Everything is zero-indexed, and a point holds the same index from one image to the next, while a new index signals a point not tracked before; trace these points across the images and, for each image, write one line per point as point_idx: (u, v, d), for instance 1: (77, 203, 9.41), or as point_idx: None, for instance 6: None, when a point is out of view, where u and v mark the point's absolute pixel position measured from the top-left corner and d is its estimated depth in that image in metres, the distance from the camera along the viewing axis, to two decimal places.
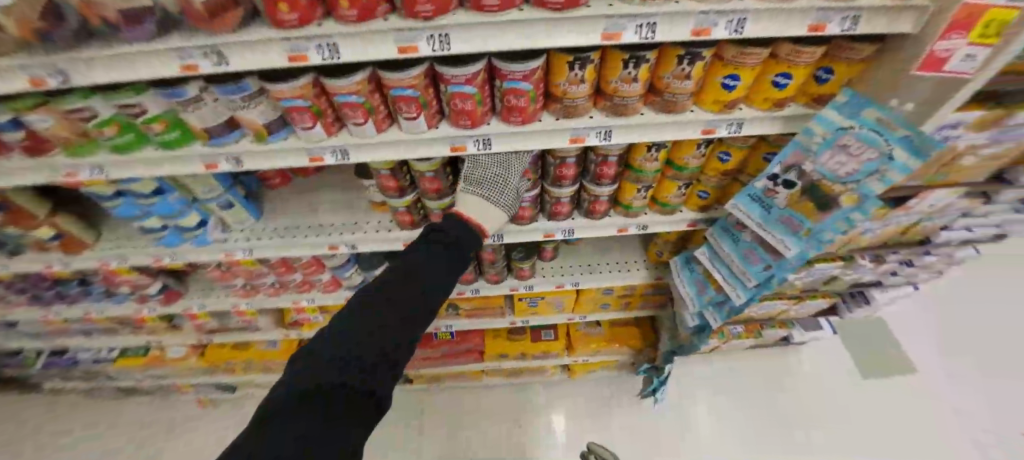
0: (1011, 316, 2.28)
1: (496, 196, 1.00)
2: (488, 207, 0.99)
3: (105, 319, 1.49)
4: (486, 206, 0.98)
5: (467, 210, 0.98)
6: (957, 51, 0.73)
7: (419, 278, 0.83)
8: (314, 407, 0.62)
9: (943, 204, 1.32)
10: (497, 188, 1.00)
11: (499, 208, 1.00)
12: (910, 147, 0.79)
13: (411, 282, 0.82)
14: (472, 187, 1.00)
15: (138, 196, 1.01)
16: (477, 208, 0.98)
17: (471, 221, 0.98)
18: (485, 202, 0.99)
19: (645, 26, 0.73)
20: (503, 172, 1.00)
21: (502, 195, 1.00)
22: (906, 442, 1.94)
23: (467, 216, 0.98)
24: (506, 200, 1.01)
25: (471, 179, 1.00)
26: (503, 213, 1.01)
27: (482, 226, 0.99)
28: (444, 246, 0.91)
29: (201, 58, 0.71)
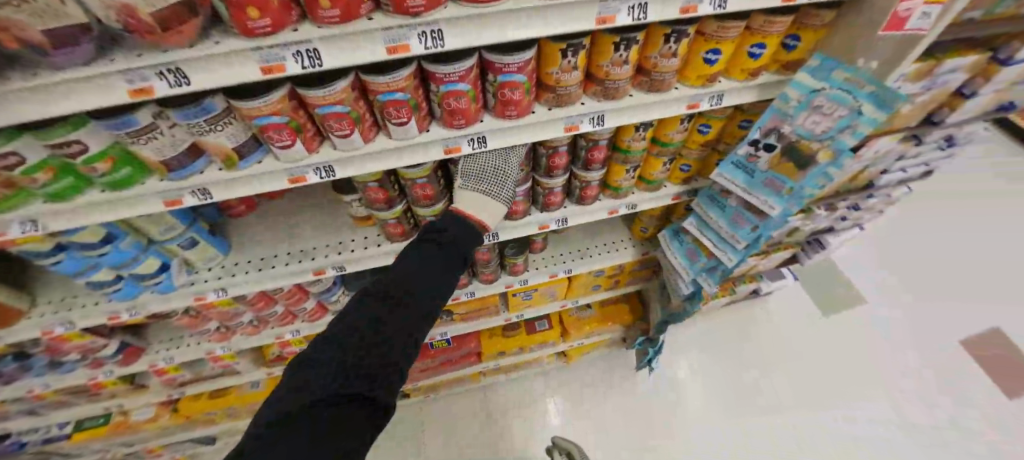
0: (936, 244, 2.55)
1: (496, 190, 0.97)
2: (488, 201, 0.96)
3: (53, 392, 1.31)
4: (486, 201, 0.96)
5: (464, 207, 0.95)
6: (915, 10, 0.79)
7: (410, 283, 0.79)
8: (295, 431, 0.58)
9: (887, 150, 1.44)
10: (496, 182, 0.98)
11: (499, 201, 0.97)
12: (877, 101, 0.86)
13: (402, 287, 0.78)
14: (471, 182, 0.97)
15: (83, 248, 0.87)
16: (476, 203, 0.95)
17: (471, 217, 0.94)
18: (485, 197, 0.96)
19: (636, 7, 0.72)
20: (502, 165, 0.98)
21: (501, 188, 0.98)
22: (858, 378, 2.11)
23: (466, 213, 0.94)
24: (506, 192, 0.99)
25: (469, 175, 0.97)
26: (504, 206, 0.98)
27: (483, 221, 0.95)
28: (438, 244, 0.87)
29: (156, 79, 0.61)
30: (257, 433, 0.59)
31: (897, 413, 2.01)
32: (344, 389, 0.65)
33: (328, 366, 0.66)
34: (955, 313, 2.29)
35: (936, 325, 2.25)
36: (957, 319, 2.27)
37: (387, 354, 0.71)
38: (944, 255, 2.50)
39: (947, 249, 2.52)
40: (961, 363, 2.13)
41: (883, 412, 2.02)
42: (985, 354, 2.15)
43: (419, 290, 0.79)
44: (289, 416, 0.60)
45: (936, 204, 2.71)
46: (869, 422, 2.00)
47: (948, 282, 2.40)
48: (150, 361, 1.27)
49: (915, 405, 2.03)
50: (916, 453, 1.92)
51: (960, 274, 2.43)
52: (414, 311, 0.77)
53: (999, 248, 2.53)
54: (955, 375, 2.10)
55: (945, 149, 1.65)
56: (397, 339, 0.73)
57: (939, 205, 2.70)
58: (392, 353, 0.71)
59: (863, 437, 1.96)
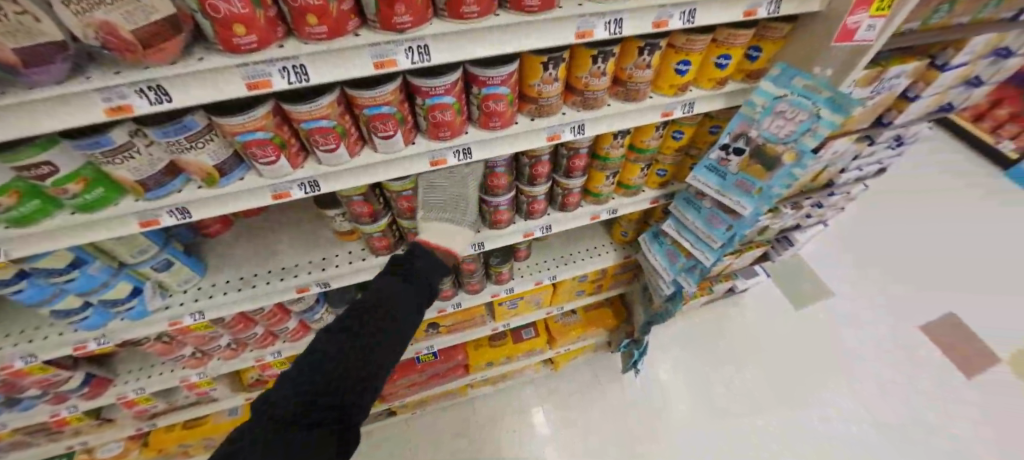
0: (890, 239, 2.72)
1: (460, 217, 1.00)
2: (455, 229, 0.98)
3: (9, 432, 1.21)
4: (452, 229, 0.97)
5: (431, 237, 0.94)
6: (862, 23, 0.88)
7: (392, 301, 0.81)
8: (273, 451, 0.63)
9: (843, 150, 1.55)
10: (457, 210, 1.00)
11: (465, 227, 1.00)
12: (833, 105, 0.92)
13: (383, 305, 0.80)
14: (434, 213, 0.98)
15: (49, 275, 0.82)
16: (441, 234, 0.96)
17: (437, 248, 0.93)
18: (451, 226, 0.97)
19: (613, 22, 0.76)
20: (461, 192, 1.00)
21: (463, 215, 1.00)
22: (825, 371, 2.21)
23: (433, 244, 0.93)
24: (469, 218, 1.01)
25: (430, 206, 0.98)
26: (470, 231, 1.01)
27: (450, 248, 0.94)
28: (416, 262, 0.88)
29: (135, 96, 0.60)
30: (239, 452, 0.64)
31: (867, 411, 2.09)
32: (318, 412, 0.69)
33: (306, 386, 0.70)
34: (912, 301, 2.45)
35: (896, 313, 2.40)
36: (914, 306, 2.43)
37: (366, 373, 0.74)
38: (899, 249, 2.67)
39: (901, 241, 2.70)
40: (919, 348, 2.27)
41: (855, 411, 2.09)
42: (941, 338, 2.31)
43: (400, 310, 0.81)
44: (268, 436, 0.65)
45: (888, 200, 2.90)
46: (844, 421, 2.07)
47: (905, 272, 2.56)
48: (119, 392, 1.20)
49: (883, 404, 2.11)
50: (889, 450, 1.99)
51: (915, 264, 2.61)
52: (394, 331, 0.79)
53: (946, 239, 2.73)
54: (914, 360, 2.24)
55: (895, 149, 1.78)
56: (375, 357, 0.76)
57: (891, 201, 2.90)
58: (366, 374, 0.74)
59: (837, 437, 2.03)
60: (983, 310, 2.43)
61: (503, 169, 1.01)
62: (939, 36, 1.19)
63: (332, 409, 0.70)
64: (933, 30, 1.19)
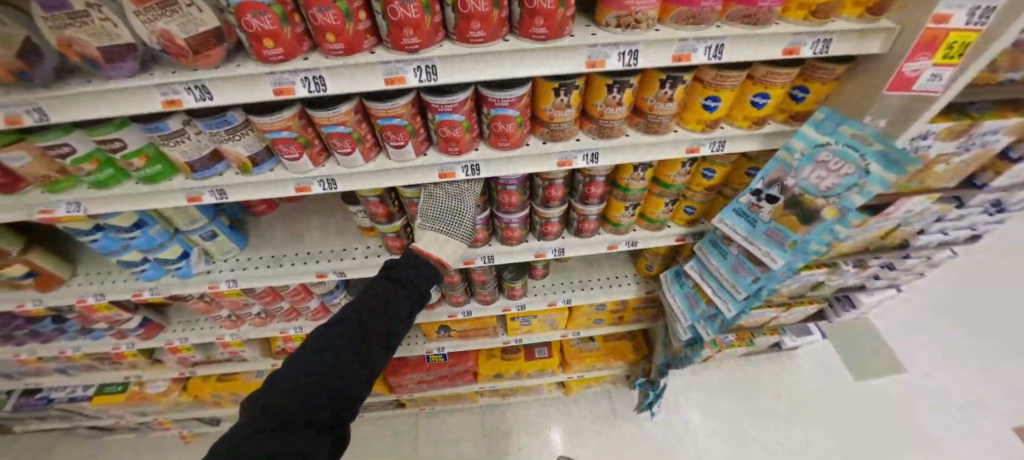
0: (989, 316, 2.32)
1: (454, 228, 1.00)
2: (447, 239, 1.00)
3: (82, 355, 1.45)
4: (444, 240, 0.99)
5: (424, 246, 0.98)
6: (924, 71, 0.77)
7: (398, 305, 0.88)
8: (284, 425, 0.71)
9: (920, 209, 1.36)
10: (452, 222, 1.01)
11: (457, 240, 1.01)
12: (885, 160, 0.81)
13: (390, 308, 0.87)
14: (429, 222, 1.00)
15: (118, 231, 0.98)
16: (435, 242, 0.99)
17: (427, 256, 0.98)
18: (443, 237, 0.99)
19: (627, 54, 0.74)
20: (458, 204, 1.01)
21: (458, 227, 1.01)
22: (897, 442, 1.96)
23: (425, 252, 0.98)
24: (463, 231, 1.01)
25: (427, 215, 1.00)
26: (462, 243, 1.02)
27: (441, 258, 0.99)
28: (416, 268, 0.94)
29: (185, 93, 0.70)
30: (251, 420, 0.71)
31: None
32: (326, 395, 0.76)
33: (316, 370, 0.77)
34: (1008, 395, 2.07)
35: (984, 404, 2.05)
36: (1011, 401, 2.05)
37: (369, 368, 0.82)
38: (999, 330, 2.27)
39: (1002, 322, 2.30)
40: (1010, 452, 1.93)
41: None
42: None
43: (403, 314, 0.88)
44: (281, 409, 0.72)
45: (993, 270, 2.48)
46: None
47: (1001, 359, 2.18)
48: (167, 338, 1.39)
49: None
50: None
51: (1017, 352, 2.20)
52: (396, 334, 0.87)
53: None
54: None
55: (993, 214, 1.53)
56: (377, 355, 0.84)
57: (996, 273, 2.48)
58: (368, 367, 0.82)
59: None
60: None
61: (515, 187, 1.03)
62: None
63: (339, 395, 0.77)
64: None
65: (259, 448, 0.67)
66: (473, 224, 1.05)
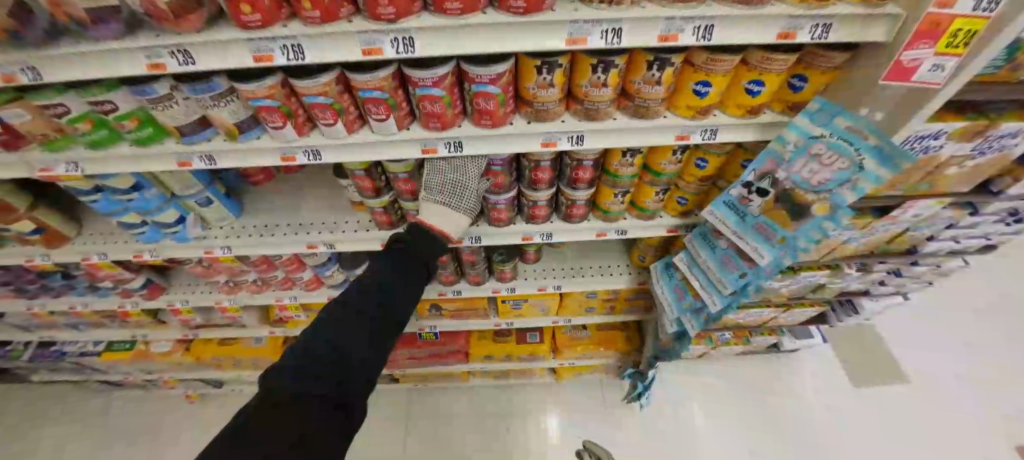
0: (1002, 328, 2.24)
1: (457, 202, 1.04)
2: (449, 212, 1.04)
3: (91, 311, 1.52)
4: (447, 213, 1.04)
5: (428, 219, 1.04)
6: (924, 61, 0.71)
7: (405, 291, 0.97)
8: (309, 397, 0.74)
9: (930, 214, 1.30)
10: (455, 195, 1.03)
11: (460, 213, 1.05)
12: (881, 156, 0.79)
13: (397, 293, 0.95)
14: (434, 195, 1.03)
15: (115, 192, 1.01)
16: (439, 214, 1.04)
17: (432, 228, 1.04)
18: (445, 209, 1.04)
19: (610, 32, 0.72)
20: (459, 179, 1.02)
21: (461, 200, 1.04)
22: (905, 443, 1.93)
23: (429, 225, 1.04)
24: (467, 204, 1.05)
25: (433, 189, 1.02)
26: (466, 216, 1.06)
27: (445, 231, 1.05)
28: (416, 241, 1.03)
29: (168, 56, 0.70)
30: (279, 384, 0.75)
31: None
32: (342, 368, 0.81)
33: (332, 344, 0.82)
34: (1018, 412, 2.00)
35: (991, 420, 1.98)
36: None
37: (382, 347, 0.89)
38: (1012, 343, 2.19)
39: (1016, 336, 2.22)
40: None
41: None
42: None
43: (408, 301, 0.97)
44: (304, 381, 0.76)
45: (1010, 284, 2.39)
46: None
47: (1012, 374, 2.11)
48: (169, 300, 1.45)
49: None
50: None
51: None
52: (402, 318, 0.96)
53: None
54: None
55: (1010, 225, 1.46)
56: (382, 329, 0.90)
57: (1014, 286, 2.38)
58: (375, 341, 0.88)
59: None
60: None
61: (500, 168, 1.03)
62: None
63: (353, 368, 0.82)
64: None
65: (292, 418, 0.70)
66: (477, 194, 1.07)
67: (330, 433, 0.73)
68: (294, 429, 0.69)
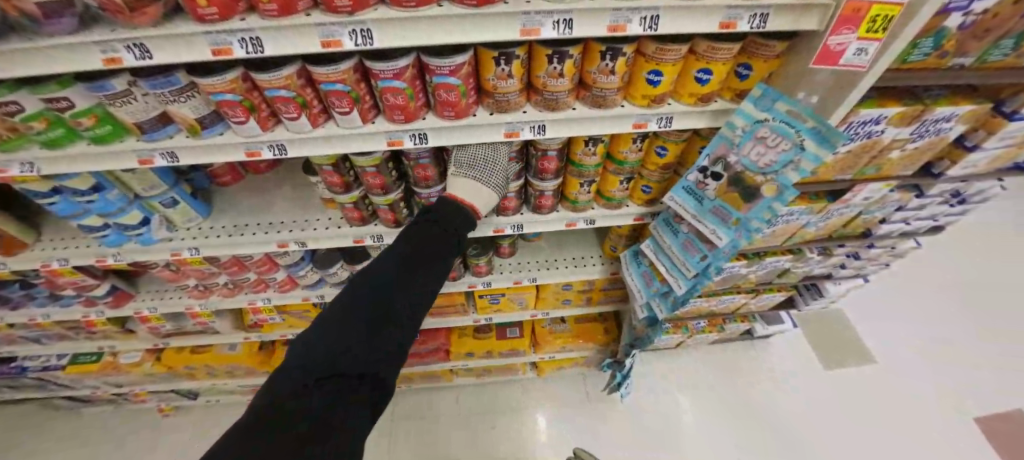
0: (954, 305, 2.37)
1: (487, 176, 1.04)
2: (479, 188, 1.03)
3: (52, 322, 1.48)
4: (477, 188, 1.03)
5: (458, 193, 1.03)
6: (848, 45, 0.79)
7: (403, 285, 0.90)
8: (302, 396, 0.76)
9: (880, 196, 1.38)
10: (485, 169, 1.04)
11: (489, 188, 1.05)
12: (818, 137, 0.84)
13: (391, 287, 0.89)
14: (462, 170, 1.04)
15: (74, 194, 0.99)
16: (469, 190, 1.03)
17: (462, 202, 1.03)
18: (474, 185, 1.03)
19: (561, 22, 0.75)
20: (490, 154, 1.04)
21: (490, 176, 1.04)
22: (877, 423, 2.01)
23: (459, 199, 1.03)
24: (495, 180, 1.05)
25: (461, 163, 1.05)
26: (495, 193, 1.06)
27: (474, 206, 1.04)
28: (450, 213, 1.01)
29: (125, 51, 0.70)
30: (275, 385, 0.78)
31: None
32: (336, 369, 0.80)
33: (324, 346, 0.82)
34: (975, 386, 2.10)
35: (951, 396, 2.07)
36: (971, 393, 2.08)
37: (382, 344, 0.85)
38: (964, 319, 2.32)
39: (969, 312, 2.35)
40: (972, 440, 1.95)
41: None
42: (999, 432, 1.97)
43: (409, 296, 0.90)
44: (298, 381, 0.78)
45: (959, 263, 2.53)
46: None
47: (965, 348, 2.23)
48: (136, 307, 1.42)
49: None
50: None
51: (982, 342, 2.25)
52: (405, 315, 0.90)
53: None
54: (966, 449, 1.93)
55: (954, 206, 1.55)
56: (384, 329, 0.86)
57: (962, 266, 2.53)
58: (376, 339, 0.85)
59: None
60: None
61: (428, 161, 1.04)
62: (1008, 75, 0.98)
63: (352, 368, 0.81)
64: (1005, 66, 0.99)
65: (287, 419, 0.73)
66: (505, 174, 1.09)
67: (327, 431, 0.74)
68: (288, 428, 0.72)
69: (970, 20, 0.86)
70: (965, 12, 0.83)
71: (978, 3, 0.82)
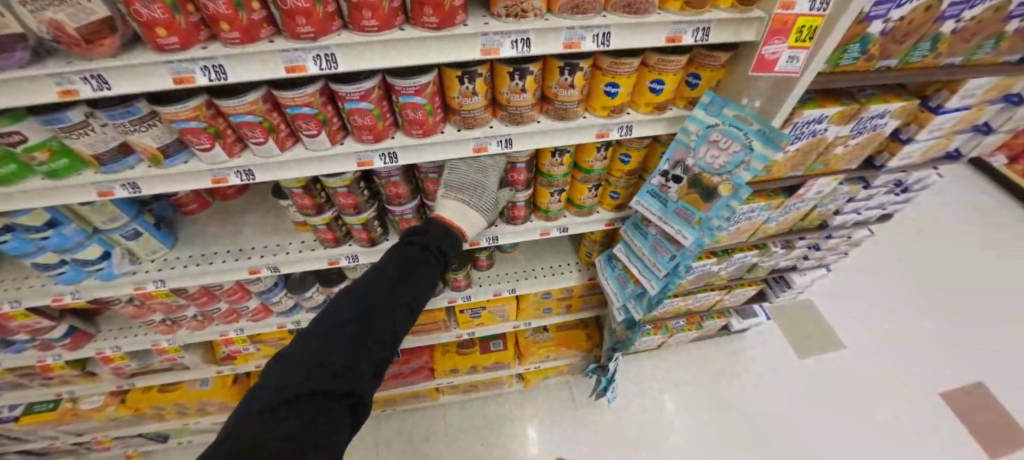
0: (908, 287, 2.53)
1: (475, 200, 1.08)
2: (468, 210, 1.07)
3: (4, 370, 1.39)
4: (465, 211, 1.07)
5: (447, 214, 1.08)
6: (781, 54, 0.86)
7: (388, 303, 0.91)
8: (278, 418, 0.74)
9: (830, 190, 1.47)
10: (474, 194, 1.08)
11: (477, 211, 1.08)
12: (764, 137, 0.91)
13: (376, 306, 0.90)
14: (452, 193, 1.08)
15: (27, 231, 0.95)
16: (457, 212, 1.08)
17: (449, 223, 1.07)
18: (464, 208, 1.07)
19: (519, 42, 0.79)
20: (480, 179, 1.09)
21: (479, 200, 1.08)
22: (849, 406, 2.09)
23: (447, 220, 1.07)
24: (484, 203, 1.09)
25: (451, 186, 1.09)
26: (483, 216, 1.09)
27: (462, 228, 1.09)
28: (440, 234, 1.06)
29: (82, 83, 0.70)
30: (248, 410, 0.75)
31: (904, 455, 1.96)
32: (317, 388, 0.79)
33: (304, 365, 0.80)
34: (935, 364, 2.22)
35: (913, 374, 2.18)
36: (922, 370, 2.20)
37: (363, 361, 0.85)
38: (918, 300, 2.47)
39: (922, 292, 2.50)
40: (936, 416, 2.05)
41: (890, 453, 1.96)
42: (961, 405, 2.09)
43: (391, 314, 0.91)
44: (274, 403, 0.75)
45: (909, 247, 2.71)
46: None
47: (922, 327, 2.36)
48: (97, 347, 1.36)
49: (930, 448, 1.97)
50: None
51: (937, 320, 2.39)
52: (387, 333, 0.90)
53: (972, 301, 2.48)
54: (929, 426, 2.03)
55: (898, 195, 1.67)
56: (366, 348, 0.86)
57: (912, 250, 2.70)
58: (358, 357, 0.84)
59: None
60: (1007, 372, 2.21)
61: (399, 179, 1.06)
62: (930, 74, 1.08)
63: (332, 387, 0.80)
64: (928, 66, 1.09)
65: (260, 443, 0.70)
66: (495, 199, 1.13)
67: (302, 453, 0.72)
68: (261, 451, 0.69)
69: (890, 26, 0.95)
70: (884, 19, 0.92)
71: (894, 11, 0.91)
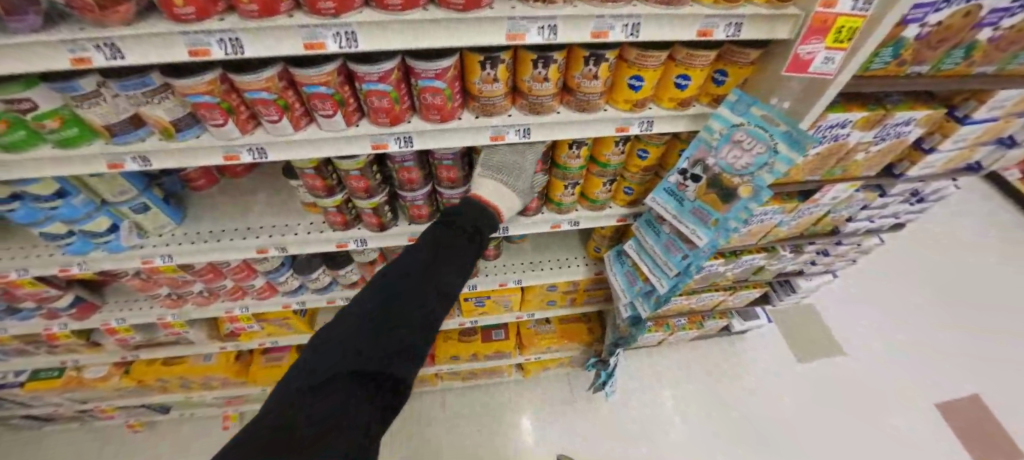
0: (914, 296, 2.51)
1: (513, 180, 1.09)
2: (505, 191, 1.08)
3: (10, 336, 1.39)
4: (503, 191, 1.07)
5: (484, 193, 1.06)
6: (817, 54, 0.83)
7: (414, 288, 0.90)
8: (306, 401, 0.74)
9: (846, 196, 1.44)
10: (511, 175, 1.08)
11: (514, 193, 1.09)
12: (789, 140, 0.89)
13: (399, 290, 0.89)
14: (490, 171, 1.07)
15: (36, 200, 0.94)
16: (494, 192, 1.07)
17: (486, 202, 1.06)
18: (504, 190, 1.07)
19: (546, 28, 0.76)
20: (519, 161, 1.07)
21: (517, 181, 1.09)
22: (856, 412, 2.10)
23: (484, 199, 1.06)
24: (522, 185, 1.10)
25: (489, 165, 1.07)
26: (519, 198, 1.10)
27: (498, 209, 1.08)
28: (476, 214, 1.04)
29: (95, 50, 0.67)
30: (279, 397, 0.76)
31: None
32: (343, 372, 0.78)
33: (332, 352, 0.80)
34: (936, 374, 2.22)
35: (913, 384, 2.18)
36: (923, 381, 2.19)
37: (390, 344, 0.83)
38: (923, 310, 2.46)
39: (927, 303, 2.49)
40: (932, 426, 2.06)
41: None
42: (958, 417, 2.09)
43: (417, 296, 0.89)
44: (302, 388, 0.76)
45: (918, 257, 2.68)
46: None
47: (925, 337, 2.35)
48: (102, 318, 1.36)
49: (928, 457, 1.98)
50: None
51: (941, 332, 2.38)
52: (415, 315, 0.87)
53: (978, 314, 2.47)
54: (926, 435, 2.04)
55: (913, 204, 1.64)
56: (393, 331, 0.84)
57: (922, 260, 2.68)
58: (384, 340, 0.83)
59: None
60: (1007, 387, 2.21)
61: (412, 164, 1.04)
62: (962, 82, 1.05)
63: (360, 369, 0.79)
64: (960, 74, 1.06)
65: (287, 427, 0.70)
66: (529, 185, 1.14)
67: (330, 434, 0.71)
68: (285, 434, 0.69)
69: (927, 30, 0.91)
70: (922, 23, 0.89)
71: (934, 15, 0.88)
